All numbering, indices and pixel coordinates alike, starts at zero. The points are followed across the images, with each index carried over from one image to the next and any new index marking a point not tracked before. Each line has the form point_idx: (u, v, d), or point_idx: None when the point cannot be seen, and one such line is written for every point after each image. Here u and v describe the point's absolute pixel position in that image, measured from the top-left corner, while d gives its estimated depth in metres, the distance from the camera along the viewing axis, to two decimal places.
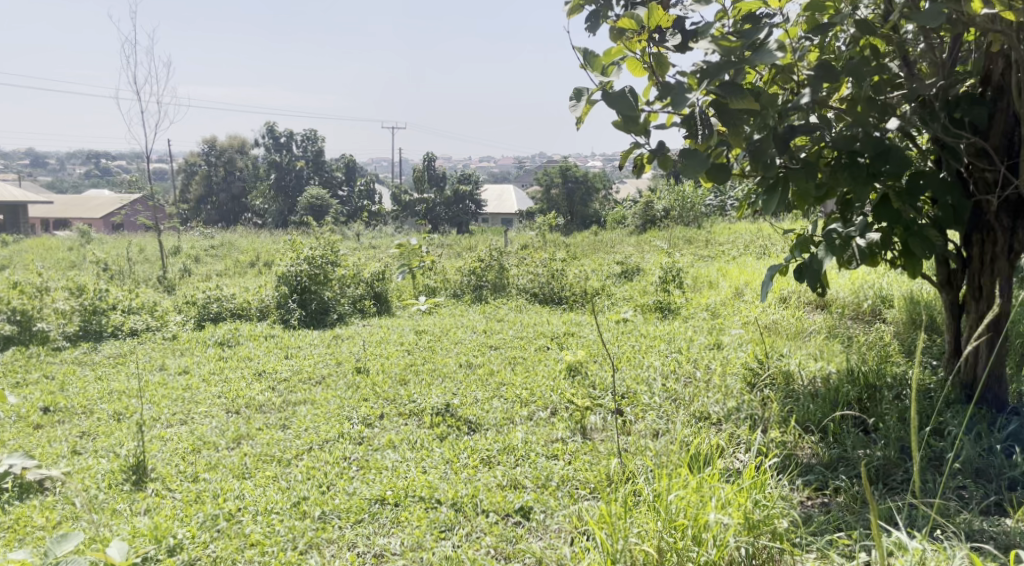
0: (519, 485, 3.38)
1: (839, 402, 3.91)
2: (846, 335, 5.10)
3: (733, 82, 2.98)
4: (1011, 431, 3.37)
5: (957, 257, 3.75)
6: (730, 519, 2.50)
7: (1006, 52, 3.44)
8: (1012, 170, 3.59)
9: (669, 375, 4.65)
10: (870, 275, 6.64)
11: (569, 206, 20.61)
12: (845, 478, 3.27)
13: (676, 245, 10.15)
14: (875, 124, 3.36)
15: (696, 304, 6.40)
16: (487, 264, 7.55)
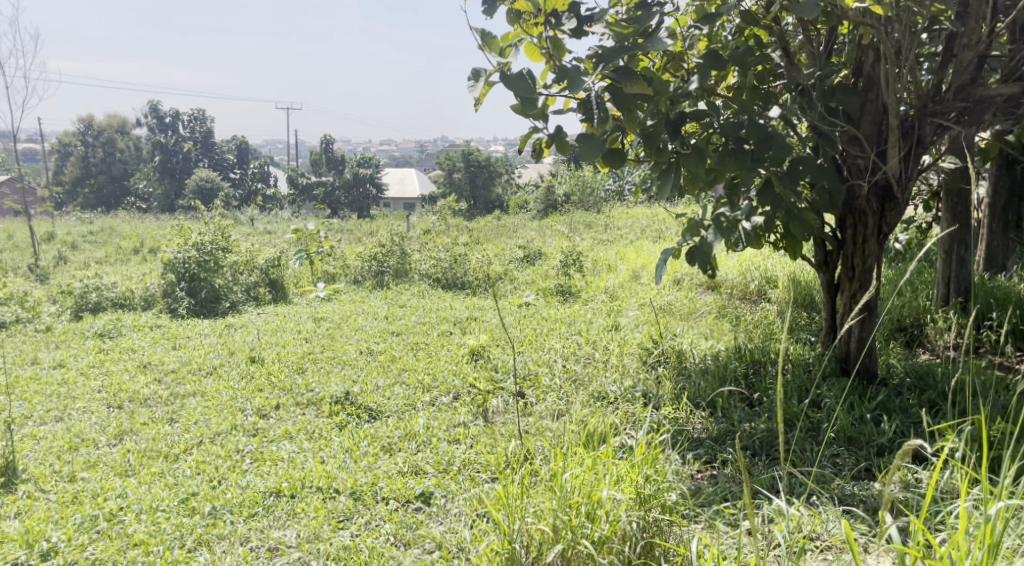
0: (420, 470, 3.38)
1: (727, 378, 4.09)
2: (734, 314, 5.32)
3: (627, 67, 3.00)
4: (880, 401, 3.61)
5: (833, 239, 3.95)
6: (623, 495, 2.58)
7: (876, 45, 3.64)
8: (881, 156, 3.81)
9: (569, 356, 4.73)
10: (757, 257, 6.95)
11: (472, 191, 20.58)
12: (732, 451, 3.42)
13: (576, 229, 10.31)
14: (760, 112, 3.68)
15: (596, 287, 6.53)
16: (389, 249, 7.47)
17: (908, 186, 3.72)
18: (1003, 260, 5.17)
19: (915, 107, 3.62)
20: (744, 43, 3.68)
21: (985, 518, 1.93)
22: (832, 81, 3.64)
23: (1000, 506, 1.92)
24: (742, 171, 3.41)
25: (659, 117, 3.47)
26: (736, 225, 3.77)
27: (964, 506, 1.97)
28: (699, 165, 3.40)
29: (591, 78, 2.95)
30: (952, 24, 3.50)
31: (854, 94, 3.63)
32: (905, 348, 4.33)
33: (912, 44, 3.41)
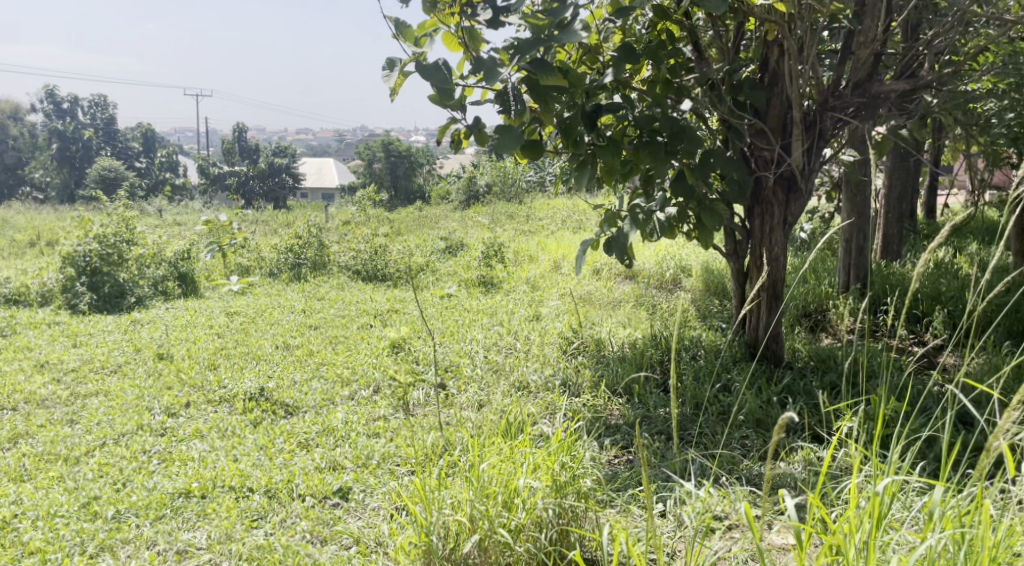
0: (338, 466, 3.33)
1: (642, 365, 4.18)
2: (651, 302, 5.44)
3: (543, 59, 3.00)
4: (785, 384, 3.77)
5: (742, 229, 4.09)
6: (540, 483, 2.59)
7: (780, 40, 3.76)
8: (786, 149, 3.94)
9: (491, 346, 4.74)
10: (673, 246, 7.13)
11: (392, 181, 20.34)
12: (647, 436, 3.50)
13: (498, 220, 10.32)
14: (672, 106, 3.79)
15: (517, 278, 6.55)
16: (306, 241, 7.33)
17: (811, 178, 3.88)
18: (899, 249, 5.41)
19: (818, 101, 3.76)
20: (657, 37, 3.76)
21: (875, 494, 2.03)
22: (740, 75, 3.77)
23: (889, 482, 2.01)
24: (656, 163, 3.48)
25: (576, 110, 3.47)
26: (650, 216, 3.86)
27: (856, 483, 2.05)
28: (615, 157, 3.45)
29: (507, 70, 2.93)
30: (851, 22, 3.66)
31: (761, 88, 3.76)
32: (810, 333, 4.52)
33: (814, 40, 3.55)
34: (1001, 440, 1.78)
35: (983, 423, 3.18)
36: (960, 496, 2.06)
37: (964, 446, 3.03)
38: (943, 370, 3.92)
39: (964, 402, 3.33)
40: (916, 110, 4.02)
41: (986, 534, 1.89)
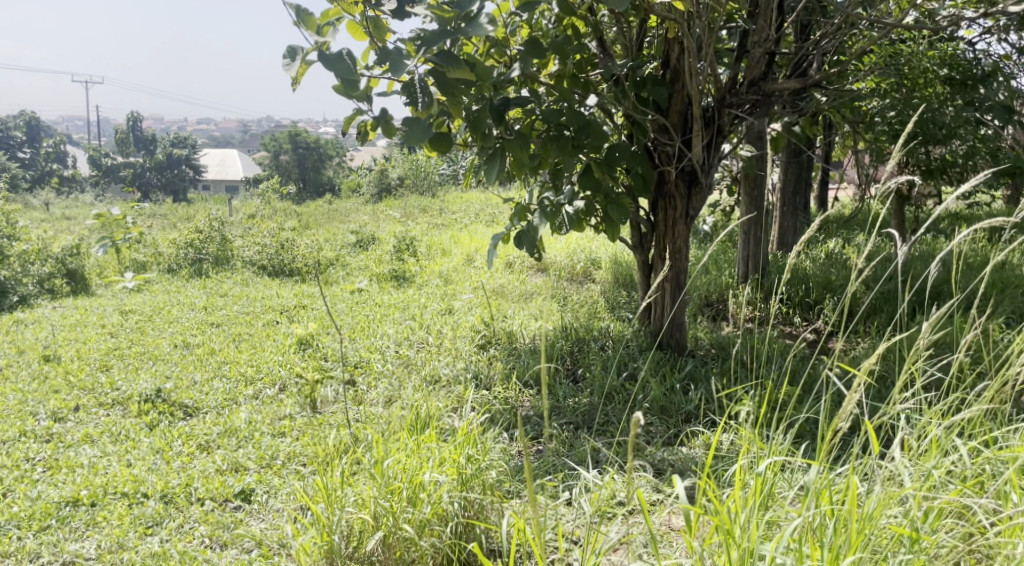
0: (241, 467, 3.23)
1: (553, 356, 4.25)
2: (562, 294, 5.50)
3: (449, 51, 2.96)
4: (687, 371, 3.92)
5: (646, 222, 4.20)
6: (445, 477, 2.58)
7: (681, 38, 3.85)
8: (687, 144, 4.06)
9: (403, 341, 4.68)
10: (584, 239, 7.23)
11: (301, 173, 19.87)
12: (557, 426, 3.55)
13: (410, 214, 10.20)
14: (579, 99, 3.82)
15: (429, 272, 6.50)
16: (207, 236, 7.08)
17: (711, 172, 4.02)
18: (794, 240, 5.67)
19: (716, 98, 3.88)
20: (563, 31, 3.79)
21: (762, 476, 2.11)
22: (643, 72, 3.86)
23: (769, 463, 2.08)
24: (563, 157, 3.52)
25: (483, 103, 3.43)
26: (559, 209, 3.90)
27: (739, 466, 2.12)
28: (524, 151, 3.46)
29: (413, 62, 2.88)
30: (746, 22, 3.78)
31: (663, 85, 3.85)
32: (712, 322, 4.68)
33: (710, 39, 3.66)
34: (847, 415, 2.01)
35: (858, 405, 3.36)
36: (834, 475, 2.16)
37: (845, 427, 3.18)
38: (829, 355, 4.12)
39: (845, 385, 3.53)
40: (808, 107, 4.20)
41: (853, 506, 1.96)
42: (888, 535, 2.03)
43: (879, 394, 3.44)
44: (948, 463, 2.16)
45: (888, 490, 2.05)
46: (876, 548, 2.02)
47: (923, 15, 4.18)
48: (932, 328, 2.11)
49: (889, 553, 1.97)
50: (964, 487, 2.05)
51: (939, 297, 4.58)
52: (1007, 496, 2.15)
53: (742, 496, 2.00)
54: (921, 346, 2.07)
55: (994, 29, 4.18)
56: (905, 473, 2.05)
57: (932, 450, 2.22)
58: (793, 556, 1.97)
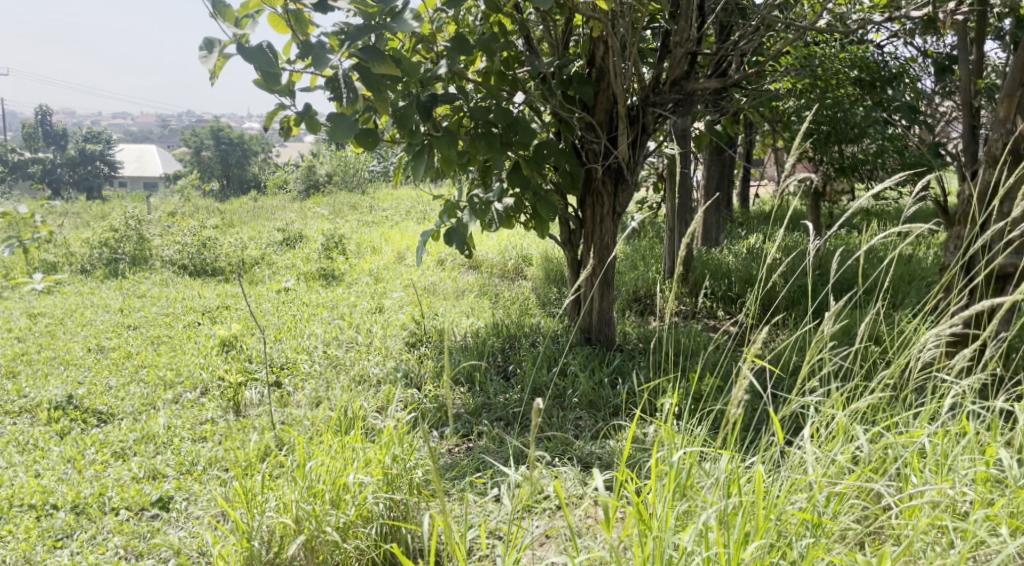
0: (159, 475, 3.12)
1: (485, 353, 4.26)
2: (494, 291, 5.50)
3: (374, 46, 2.86)
4: (616, 366, 3.99)
5: (575, 219, 4.24)
6: (370, 478, 2.54)
7: (605, 37, 3.90)
8: (613, 142, 4.12)
9: (331, 341, 4.60)
10: (515, 237, 7.26)
11: (224, 169, 19.33)
12: (488, 423, 3.55)
13: (339, 211, 10.02)
14: (506, 96, 3.82)
15: (359, 270, 6.41)
16: (122, 235, 6.81)
17: (636, 169, 4.10)
18: (718, 236, 5.83)
19: (640, 97, 3.96)
20: (489, 29, 3.77)
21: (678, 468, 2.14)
22: (569, 70, 3.89)
23: (681, 453, 2.09)
24: (492, 154, 3.51)
25: (410, 99, 3.39)
26: (488, 206, 3.91)
27: (652, 458, 2.13)
28: (451, 148, 3.44)
29: (337, 57, 2.79)
30: (668, 22, 3.85)
31: (588, 84, 3.91)
32: (639, 317, 4.76)
33: (633, 39, 3.74)
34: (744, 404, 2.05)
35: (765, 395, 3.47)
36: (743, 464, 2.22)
37: (757, 416, 3.28)
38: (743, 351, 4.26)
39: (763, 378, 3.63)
40: (729, 107, 4.31)
41: (758, 494, 1.98)
42: (794, 522, 2.05)
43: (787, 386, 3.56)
44: (853, 449, 2.23)
45: (794, 477, 2.12)
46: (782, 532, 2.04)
47: (836, 19, 4.32)
48: (833, 321, 2.21)
49: (793, 537, 2.01)
50: (868, 471, 2.14)
51: (846, 292, 4.77)
52: (907, 479, 2.23)
53: (653, 485, 2.00)
54: (827, 336, 2.16)
55: (901, 34, 4.35)
56: (813, 460, 2.12)
57: (838, 436, 2.30)
58: (706, 543, 2.00)
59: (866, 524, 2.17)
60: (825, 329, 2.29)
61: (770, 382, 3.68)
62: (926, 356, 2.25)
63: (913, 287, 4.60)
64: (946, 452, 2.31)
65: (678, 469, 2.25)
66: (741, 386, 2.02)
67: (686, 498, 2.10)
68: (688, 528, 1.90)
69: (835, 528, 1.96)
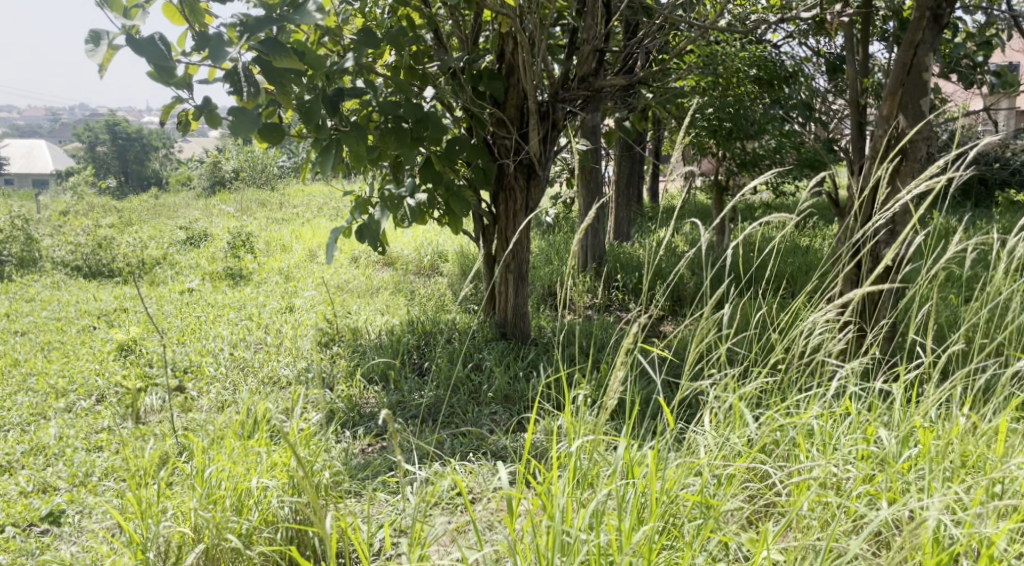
0: (49, 488, 2.96)
1: (399, 351, 4.23)
2: (409, 288, 5.46)
3: (275, 38, 2.75)
4: (530, 359, 4.04)
5: (488, 214, 4.24)
6: (275, 481, 2.47)
7: (514, 33, 3.92)
8: (524, 137, 4.14)
9: (238, 342, 4.46)
10: (431, 233, 7.23)
11: (122, 166, 18.47)
12: (401, 422, 3.52)
13: (246, 209, 9.72)
14: (416, 91, 3.78)
15: (268, 269, 6.23)
16: (8, 236, 6.43)
17: (547, 165, 4.14)
18: (629, 230, 6.02)
19: (550, 94, 3.99)
20: (396, 23, 3.72)
21: (584, 460, 2.16)
22: (478, 65, 3.91)
23: (583, 441, 2.11)
24: (403, 150, 3.47)
25: (316, 92, 3.30)
26: (401, 202, 3.86)
27: (556, 449, 2.15)
28: (360, 142, 3.38)
29: (236, 50, 2.68)
30: (575, 18, 3.89)
31: (499, 79, 3.94)
32: (553, 311, 4.83)
33: (542, 36, 3.77)
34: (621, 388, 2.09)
35: (661, 382, 3.59)
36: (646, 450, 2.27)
37: (652, 405, 3.37)
38: (645, 340, 4.38)
39: (664, 367, 3.74)
40: (637, 103, 4.43)
41: (653, 477, 2.00)
42: (688, 505, 2.09)
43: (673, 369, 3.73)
44: (747, 431, 2.30)
45: (688, 461, 2.19)
46: (675, 515, 2.09)
47: (736, 19, 4.44)
48: (731, 310, 2.28)
49: (686, 516, 2.07)
50: (760, 452, 2.22)
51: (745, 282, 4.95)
52: (796, 457, 2.32)
53: (553, 475, 2.01)
54: (724, 326, 2.23)
55: (797, 34, 4.52)
56: (713, 443, 2.20)
57: (735, 420, 2.39)
58: (608, 530, 2.04)
59: (758, 503, 2.26)
60: (723, 317, 2.36)
61: (667, 368, 3.79)
62: (815, 342, 2.35)
63: (797, 277, 4.84)
64: (833, 432, 2.41)
65: (584, 458, 2.28)
66: (620, 373, 2.06)
67: (587, 485, 2.12)
68: (588, 516, 1.91)
69: (725, 508, 2.01)
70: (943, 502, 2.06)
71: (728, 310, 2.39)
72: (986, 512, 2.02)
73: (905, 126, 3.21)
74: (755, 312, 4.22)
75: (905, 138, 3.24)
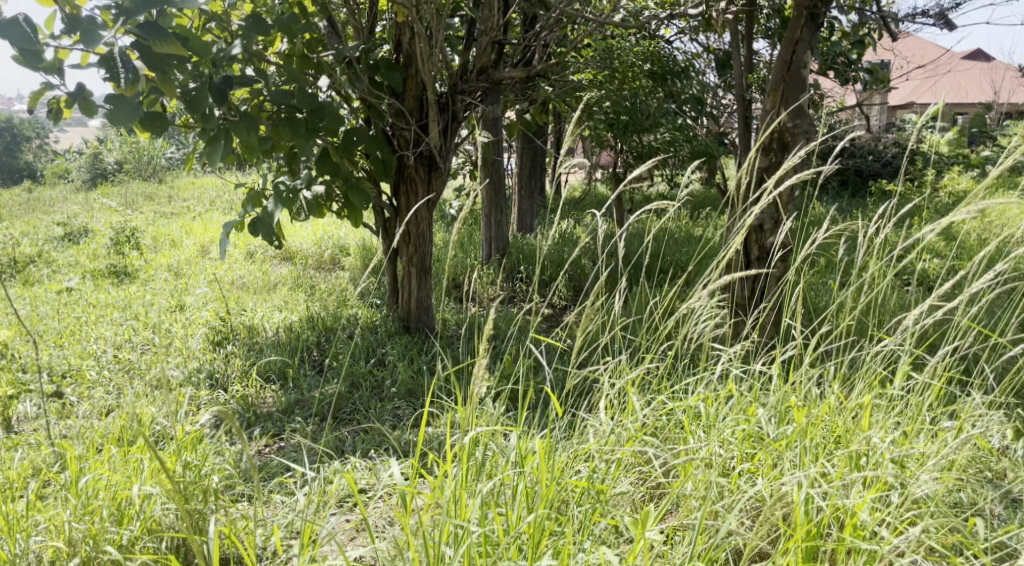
0: None
1: (298, 347, 4.13)
2: (308, 283, 5.32)
3: (155, 22, 2.60)
4: (431, 352, 4.01)
5: (389, 207, 4.18)
6: (157, 488, 2.36)
7: (411, 22, 3.87)
8: (423, 129, 4.10)
9: (123, 344, 4.25)
10: (330, 227, 7.08)
11: None
12: (299, 421, 3.43)
13: (130, 203, 9.27)
14: (309, 79, 3.67)
15: (156, 265, 5.95)
16: None
17: (448, 157, 4.11)
18: (531, 222, 6.08)
19: (448, 85, 3.97)
20: (288, 9, 3.59)
21: (481, 453, 2.16)
22: (375, 55, 3.83)
23: (479, 433, 2.10)
24: (298, 141, 3.37)
25: (201, 80, 3.15)
26: (296, 195, 3.74)
27: (453, 444, 2.14)
28: (251, 132, 3.25)
29: (111, 34, 2.52)
30: (471, 9, 3.89)
31: (396, 70, 3.87)
32: (456, 303, 4.81)
33: (439, 25, 3.74)
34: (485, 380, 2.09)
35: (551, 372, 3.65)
36: (540, 441, 2.29)
37: (545, 395, 3.41)
38: (544, 330, 4.43)
39: (554, 358, 3.78)
40: (536, 96, 4.50)
41: (545, 467, 2.02)
42: (576, 490, 2.12)
43: (566, 358, 3.79)
44: (637, 416, 2.35)
45: (577, 448, 2.22)
46: (565, 502, 2.11)
47: (631, 14, 4.52)
48: (621, 299, 2.32)
49: (577, 502, 2.10)
50: (648, 438, 2.28)
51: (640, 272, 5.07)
52: (682, 439, 2.39)
53: (446, 469, 2.00)
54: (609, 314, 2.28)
55: (688, 30, 4.64)
56: (605, 430, 2.24)
57: (628, 407, 2.44)
58: (502, 520, 2.05)
59: (647, 484, 2.32)
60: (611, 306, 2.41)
61: (564, 358, 3.85)
62: (703, 329, 2.44)
63: (679, 270, 4.99)
64: (719, 413, 2.50)
65: (482, 450, 2.27)
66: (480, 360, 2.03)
67: (481, 476, 2.12)
68: (480, 507, 1.91)
69: (613, 492, 2.05)
70: (814, 478, 2.18)
71: (620, 299, 2.44)
72: (852, 483, 2.14)
73: (786, 120, 3.36)
74: (648, 300, 4.33)
75: (786, 132, 3.39)
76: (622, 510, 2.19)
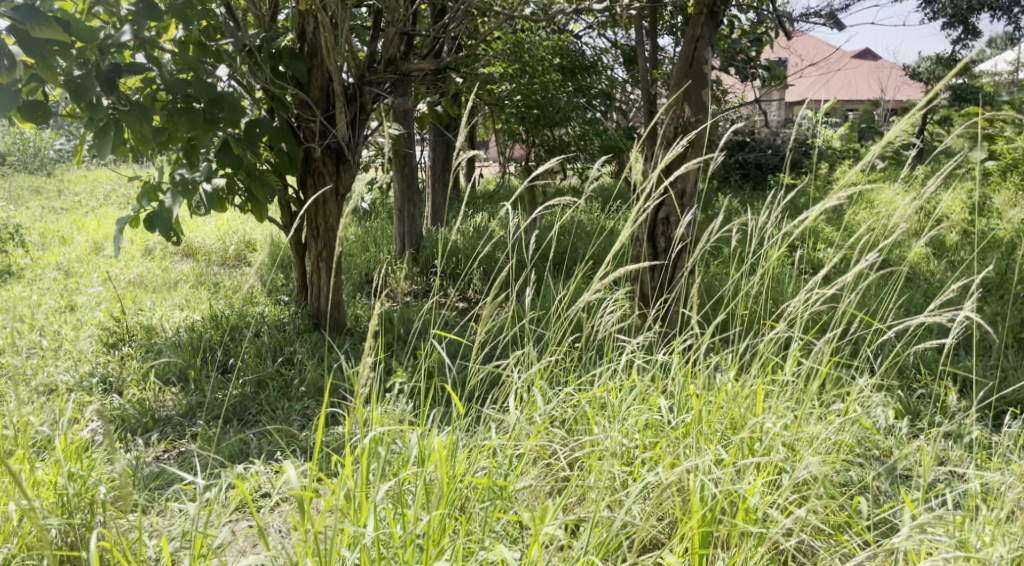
0: None
1: (199, 347, 3.97)
2: (212, 280, 5.13)
3: (32, 5, 2.44)
4: (339, 349, 3.92)
5: (296, 201, 4.05)
6: (37, 502, 2.22)
7: (315, 11, 3.76)
8: (330, 120, 3.99)
9: (6, 347, 3.99)
10: (235, 222, 6.85)
11: None
12: (200, 424, 3.30)
13: (14, 197, 8.74)
14: (207, 68, 3.52)
15: (44, 264, 5.63)
16: None
17: (356, 149, 4.02)
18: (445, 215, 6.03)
19: (355, 76, 3.87)
20: None
21: (387, 452, 2.11)
22: (277, 44, 3.71)
23: (383, 433, 2.05)
24: (195, 132, 3.23)
25: (87, 68, 2.98)
26: (194, 188, 3.58)
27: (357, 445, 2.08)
28: (144, 123, 3.09)
29: None
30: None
31: (300, 59, 3.75)
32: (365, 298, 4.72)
33: (343, 15, 3.64)
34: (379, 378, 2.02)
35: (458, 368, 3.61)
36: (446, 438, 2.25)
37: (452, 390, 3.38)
38: (455, 325, 4.40)
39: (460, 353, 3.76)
40: (446, 89, 4.45)
41: (448, 465, 1.99)
42: (478, 486, 2.11)
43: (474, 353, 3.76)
44: (544, 410, 2.35)
45: (481, 443, 2.20)
46: (466, 500, 2.09)
47: (538, 8, 4.53)
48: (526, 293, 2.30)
49: (482, 498, 2.08)
50: (555, 430, 2.27)
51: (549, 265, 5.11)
52: (588, 430, 2.40)
53: (345, 471, 1.95)
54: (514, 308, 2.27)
55: (595, 25, 4.68)
56: (511, 424, 2.23)
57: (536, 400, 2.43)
58: (404, 521, 2.01)
59: (553, 477, 2.32)
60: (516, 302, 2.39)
61: (475, 352, 3.83)
62: (610, 321, 2.45)
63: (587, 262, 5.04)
64: (625, 404, 2.52)
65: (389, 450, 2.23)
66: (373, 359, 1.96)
67: (385, 476, 2.07)
68: (380, 509, 1.87)
69: (516, 487, 2.04)
70: (712, 465, 2.23)
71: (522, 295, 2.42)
72: (747, 469, 2.19)
73: (689, 114, 3.41)
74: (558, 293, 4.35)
75: (690, 126, 3.46)
76: (526, 504, 2.18)
